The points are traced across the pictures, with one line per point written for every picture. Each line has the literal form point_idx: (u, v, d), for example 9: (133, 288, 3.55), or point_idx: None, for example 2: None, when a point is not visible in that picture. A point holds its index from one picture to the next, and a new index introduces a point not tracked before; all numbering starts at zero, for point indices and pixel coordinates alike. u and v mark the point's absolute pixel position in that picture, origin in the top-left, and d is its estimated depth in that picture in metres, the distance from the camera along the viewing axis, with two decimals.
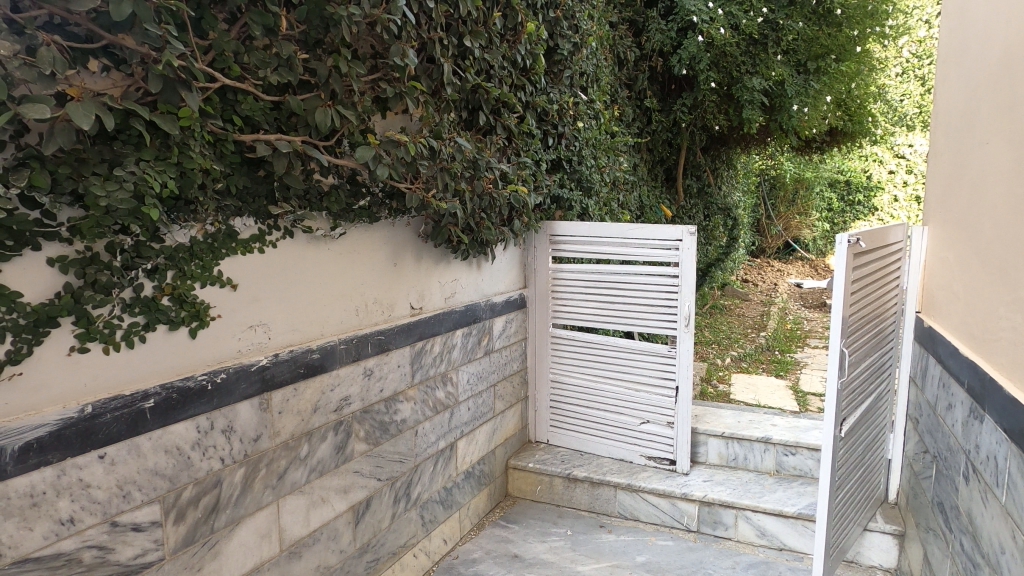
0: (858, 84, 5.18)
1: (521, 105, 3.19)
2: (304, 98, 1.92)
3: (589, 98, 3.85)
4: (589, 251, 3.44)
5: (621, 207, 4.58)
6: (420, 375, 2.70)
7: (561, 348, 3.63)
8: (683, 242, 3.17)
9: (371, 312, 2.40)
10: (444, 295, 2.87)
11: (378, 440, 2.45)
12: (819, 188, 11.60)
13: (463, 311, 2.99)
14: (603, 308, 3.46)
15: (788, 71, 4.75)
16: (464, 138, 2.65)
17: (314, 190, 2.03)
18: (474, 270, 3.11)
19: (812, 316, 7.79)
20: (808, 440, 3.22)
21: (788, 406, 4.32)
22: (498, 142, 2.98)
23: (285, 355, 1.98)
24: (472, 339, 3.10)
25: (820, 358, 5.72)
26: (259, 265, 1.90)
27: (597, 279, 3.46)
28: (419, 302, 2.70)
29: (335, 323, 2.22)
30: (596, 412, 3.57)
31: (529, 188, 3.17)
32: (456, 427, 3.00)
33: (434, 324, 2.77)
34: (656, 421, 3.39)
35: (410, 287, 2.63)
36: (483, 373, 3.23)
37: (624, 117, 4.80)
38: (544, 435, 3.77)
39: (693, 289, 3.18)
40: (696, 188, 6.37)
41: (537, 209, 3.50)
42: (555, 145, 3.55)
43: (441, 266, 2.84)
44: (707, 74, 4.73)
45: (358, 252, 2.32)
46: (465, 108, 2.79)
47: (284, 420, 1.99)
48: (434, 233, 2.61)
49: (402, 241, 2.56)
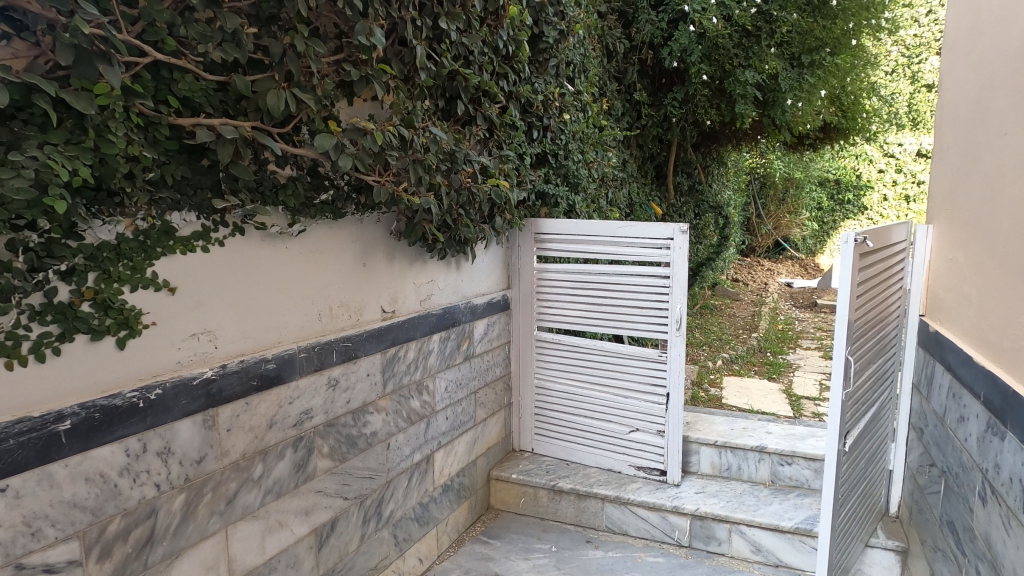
0: (853, 79, 5.04)
1: (503, 95, 3.00)
2: (255, 79, 1.72)
3: (576, 89, 3.67)
4: (576, 251, 3.26)
5: (609, 203, 4.41)
6: (393, 384, 2.50)
7: (546, 352, 3.45)
8: (675, 241, 2.99)
9: (336, 316, 2.20)
10: (419, 298, 2.67)
11: (345, 456, 2.25)
12: (809, 187, 11.53)
13: (441, 315, 2.80)
14: (590, 311, 3.28)
15: (781, 65, 4.60)
16: (439, 127, 2.46)
17: (268, 182, 1.82)
18: (453, 270, 2.92)
19: (803, 316, 7.69)
20: (804, 449, 3.07)
21: (782, 411, 4.17)
22: (478, 134, 2.79)
23: (234, 366, 1.78)
24: (451, 344, 2.90)
25: (814, 360, 5.59)
26: (203, 266, 1.69)
27: (584, 279, 3.27)
28: (392, 306, 2.50)
29: (294, 329, 2.02)
30: (583, 419, 3.39)
31: (512, 183, 2.98)
32: (433, 438, 2.81)
33: (408, 330, 2.57)
34: (646, 429, 3.21)
35: (381, 289, 2.43)
36: (463, 380, 3.04)
37: (613, 112, 4.63)
38: (529, 443, 3.59)
39: (684, 291, 3.01)
40: (686, 186, 6.23)
41: (521, 206, 3.31)
42: (540, 138, 3.36)
43: (416, 266, 2.64)
44: (699, 67, 4.57)
45: (322, 252, 2.12)
46: (442, 96, 2.59)
47: (233, 438, 1.79)
48: (407, 231, 2.40)
49: (372, 239, 2.36)
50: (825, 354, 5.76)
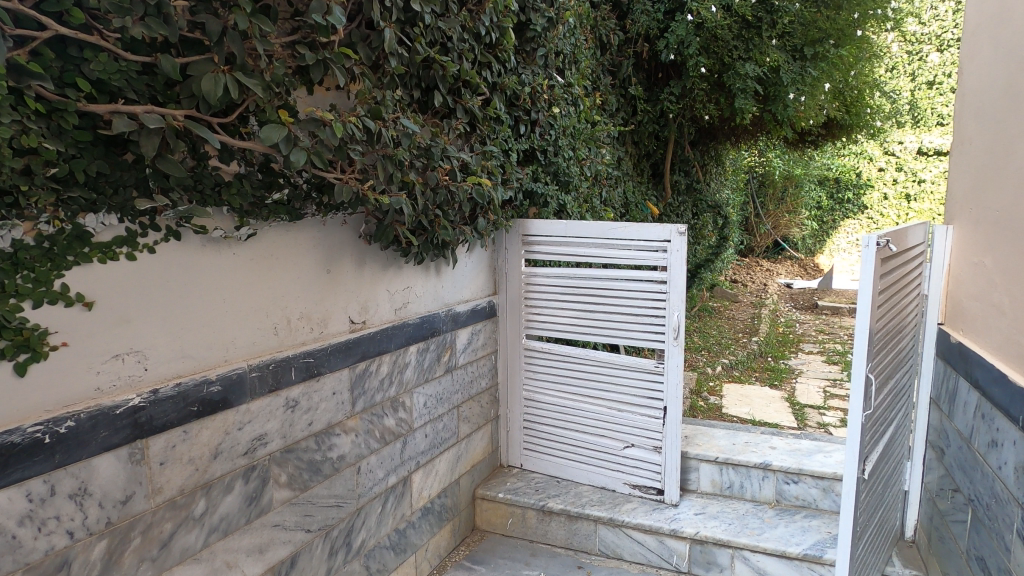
0: (857, 72, 4.82)
1: (486, 87, 2.78)
2: (190, 62, 1.49)
3: (566, 81, 3.45)
4: (567, 254, 3.04)
5: (602, 203, 4.19)
6: (363, 402, 2.27)
7: (535, 362, 3.23)
8: (672, 244, 2.77)
9: (295, 330, 1.97)
10: (393, 306, 2.45)
11: (306, 484, 2.03)
12: (808, 186, 11.33)
13: (419, 324, 2.58)
14: (582, 318, 3.06)
15: (784, 57, 4.38)
16: (412, 120, 2.23)
17: (208, 179, 1.60)
18: (432, 275, 2.70)
19: (803, 318, 7.50)
20: (812, 467, 2.85)
21: (785, 421, 3.96)
22: (458, 128, 2.57)
23: (168, 391, 1.55)
24: (430, 356, 2.68)
25: (816, 365, 5.38)
26: (128, 276, 1.47)
27: (575, 284, 3.05)
28: (362, 316, 2.28)
29: (244, 345, 1.79)
30: (574, 434, 3.18)
31: (497, 181, 2.76)
32: (410, 458, 2.59)
33: (381, 342, 2.35)
34: (642, 445, 3.00)
35: (349, 298, 2.20)
36: (445, 394, 2.82)
37: (607, 107, 4.41)
38: (518, 458, 3.37)
39: (682, 297, 2.79)
40: (684, 185, 6.01)
41: (507, 206, 3.09)
42: (527, 133, 3.15)
43: (390, 272, 2.42)
44: (697, 60, 4.36)
45: (278, 258, 1.90)
46: (417, 86, 2.37)
47: (168, 472, 1.56)
48: (377, 233, 2.18)
49: (338, 243, 2.14)
50: (828, 359, 5.56)
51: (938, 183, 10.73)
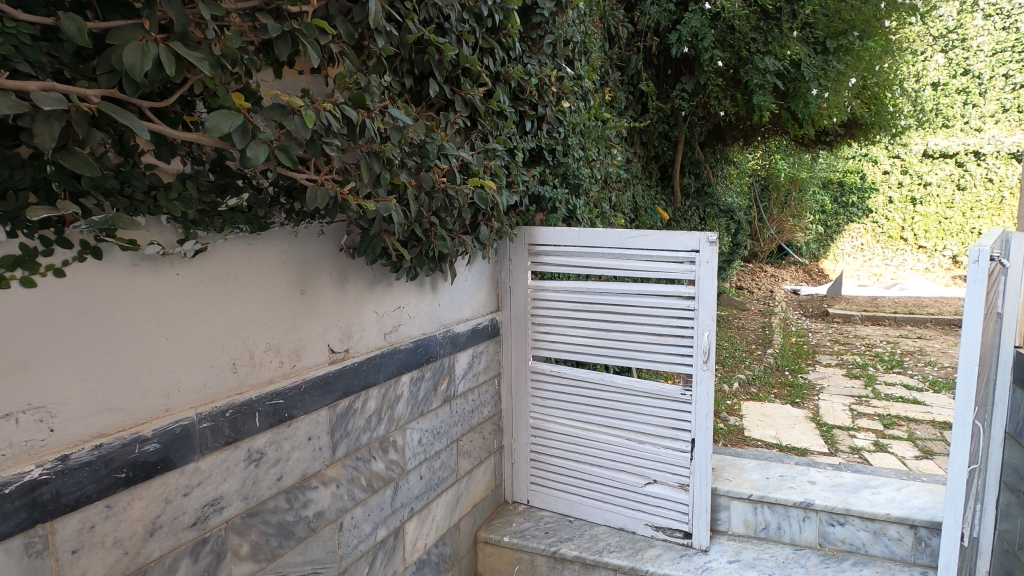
0: (882, 67, 4.50)
1: (488, 76, 2.43)
2: (113, 28, 1.14)
3: (576, 73, 3.11)
4: (579, 265, 2.70)
5: (612, 208, 3.86)
6: (346, 446, 1.91)
7: (543, 387, 2.88)
8: (701, 254, 2.43)
9: (260, 365, 1.61)
10: (381, 331, 2.09)
11: (275, 552, 1.66)
12: (813, 189, 11.08)
13: (412, 349, 2.22)
14: (597, 337, 2.71)
15: (805, 50, 4.06)
16: (403, 110, 1.88)
17: (140, 180, 1.24)
18: (428, 292, 2.34)
19: (815, 327, 7.17)
20: (861, 507, 2.51)
21: (815, 445, 3.61)
22: (456, 123, 2.23)
23: (83, 457, 1.19)
24: (426, 386, 2.33)
25: (837, 380, 5.05)
26: (25, 306, 1.11)
27: (589, 300, 2.70)
28: (344, 344, 1.91)
29: (194, 388, 1.43)
30: (589, 468, 2.82)
31: (501, 184, 2.42)
32: (403, 505, 2.23)
33: (366, 373, 1.99)
34: (666, 481, 2.64)
35: (328, 323, 1.84)
36: (443, 428, 2.46)
37: (616, 105, 4.09)
38: (525, 494, 3.02)
39: (713, 315, 2.45)
40: (694, 188, 5.70)
41: (511, 212, 2.74)
42: (534, 131, 2.81)
43: (379, 290, 2.06)
44: (712, 53, 4.06)
45: (237, 278, 1.53)
46: (410, 73, 2.03)
47: (84, 562, 1.20)
48: (361, 245, 1.82)
49: (315, 258, 1.78)
50: (848, 372, 5.23)
51: (944, 186, 10.51)
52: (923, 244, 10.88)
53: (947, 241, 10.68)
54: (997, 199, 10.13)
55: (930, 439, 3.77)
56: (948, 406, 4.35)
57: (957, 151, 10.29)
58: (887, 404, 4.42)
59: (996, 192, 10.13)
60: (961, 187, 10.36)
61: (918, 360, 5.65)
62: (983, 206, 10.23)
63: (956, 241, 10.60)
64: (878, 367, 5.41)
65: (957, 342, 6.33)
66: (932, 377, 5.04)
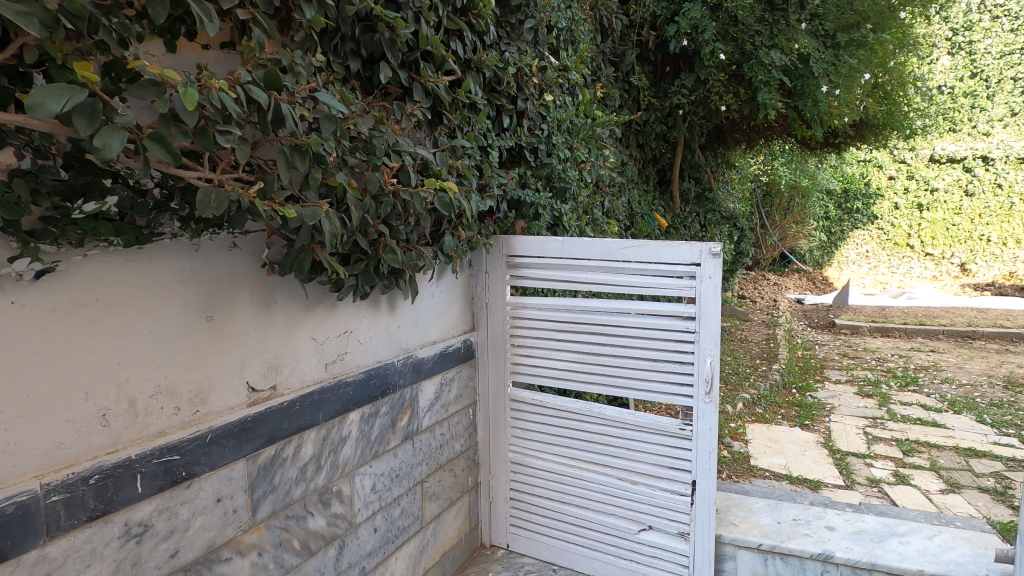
0: (897, 63, 4.18)
1: (456, 63, 2.11)
2: None
3: (562, 64, 2.80)
4: (563, 280, 2.36)
5: (605, 214, 3.53)
6: (272, 505, 1.58)
7: (524, 417, 2.55)
8: (702, 268, 2.09)
9: (146, 413, 1.27)
10: (322, 361, 1.75)
11: None
12: (817, 195, 10.78)
13: (362, 382, 1.89)
14: (585, 362, 2.37)
15: (814, 44, 3.73)
16: (343, 96, 1.57)
17: None
18: (384, 312, 2.00)
19: (822, 340, 6.83)
20: (889, 562, 2.15)
21: (829, 477, 3.26)
22: (416, 115, 1.91)
23: None
24: (381, 424, 1.99)
25: (848, 399, 4.70)
26: None
27: (575, 320, 2.37)
28: (269, 380, 1.58)
29: (40, 450, 1.09)
30: (575, 510, 2.48)
31: (472, 187, 2.10)
32: (351, 565, 1.88)
33: (300, 415, 1.65)
34: (663, 529, 2.30)
35: (246, 356, 1.50)
36: (403, 470, 2.12)
37: (608, 102, 3.77)
38: (504, 537, 2.68)
39: (716, 339, 2.11)
40: (694, 193, 5.37)
41: (486, 218, 2.42)
42: (513, 127, 2.49)
43: (318, 313, 1.73)
44: (713, 46, 3.76)
45: (110, 306, 1.19)
46: (356, 54, 1.71)
47: None
48: (286, 261, 1.48)
49: (228, 277, 1.44)
50: (860, 390, 4.89)
51: (951, 192, 10.20)
52: (930, 251, 10.55)
53: (955, 248, 10.35)
54: (1006, 205, 9.81)
55: (955, 469, 3.42)
56: (971, 430, 4.00)
57: (965, 155, 9.98)
58: (904, 427, 4.07)
59: (1005, 198, 9.81)
60: (969, 193, 10.04)
61: (934, 377, 5.29)
62: (991, 212, 9.91)
63: (964, 248, 10.26)
64: (891, 384, 5.05)
65: (972, 356, 5.97)
66: (950, 397, 4.68)
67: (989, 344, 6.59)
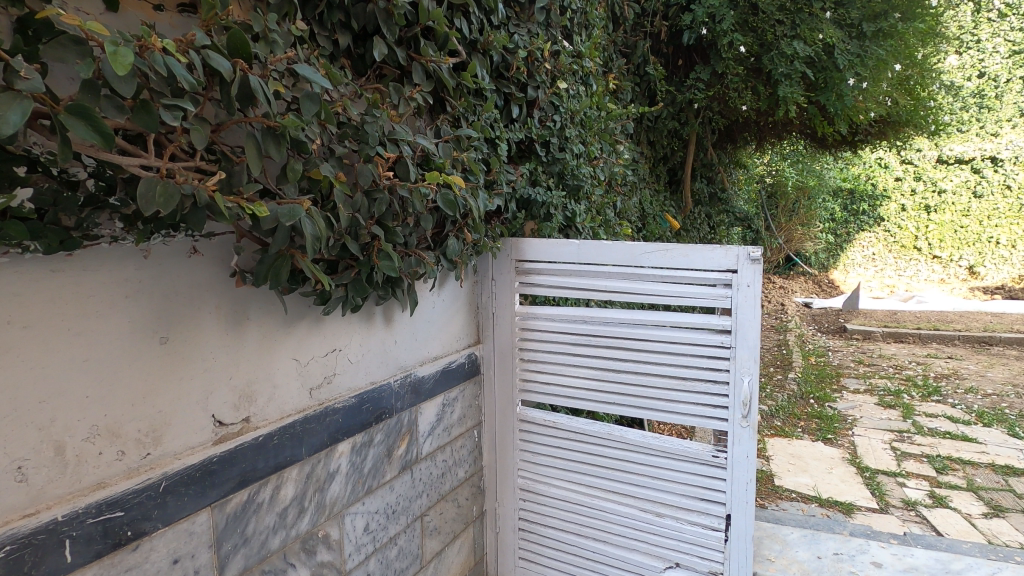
0: (923, 56, 3.94)
1: (461, 43, 1.87)
2: None
3: (575, 49, 2.55)
4: (579, 287, 2.11)
5: (617, 215, 3.29)
6: (244, 560, 1.32)
7: (534, 440, 2.30)
8: (739, 275, 1.84)
9: (80, 459, 1.02)
10: (305, 386, 1.50)
11: None
12: (822, 196, 10.56)
13: (352, 408, 1.63)
14: (603, 380, 2.12)
15: (839, 34, 3.50)
16: (329, 72, 1.32)
17: None
18: (378, 326, 1.75)
19: (834, 345, 6.60)
20: None
21: (862, 499, 3.01)
22: (416, 101, 1.67)
23: None
24: (375, 454, 1.73)
25: (870, 409, 4.47)
26: None
27: (592, 332, 2.12)
28: (240, 412, 1.32)
29: None
30: (592, 544, 2.23)
31: (479, 184, 1.85)
32: None
33: (278, 451, 1.40)
34: (692, 567, 2.05)
35: (211, 383, 1.25)
36: (401, 505, 1.86)
37: (620, 95, 3.54)
38: (512, 572, 2.43)
39: (755, 355, 1.86)
40: (705, 194, 5.14)
41: (493, 219, 2.17)
42: (523, 118, 2.25)
43: (301, 330, 1.47)
44: (732, 36, 3.52)
45: (27, 328, 0.93)
46: (346, 27, 1.47)
47: None
48: (261, 270, 1.23)
49: (188, 289, 1.18)
50: (881, 400, 4.65)
51: (960, 194, 10.00)
52: (938, 254, 10.34)
53: (963, 251, 10.14)
54: (1015, 207, 9.62)
55: (995, 489, 3.18)
56: (1004, 445, 3.77)
57: (973, 156, 9.78)
58: (932, 442, 3.83)
59: (1015, 200, 9.61)
60: (978, 195, 9.84)
61: (956, 385, 5.05)
62: (1000, 214, 9.70)
63: (973, 250, 10.05)
64: (913, 394, 4.80)
65: (993, 364, 5.74)
66: (976, 408, 4.45)
67: (1008, 350, 6.36)
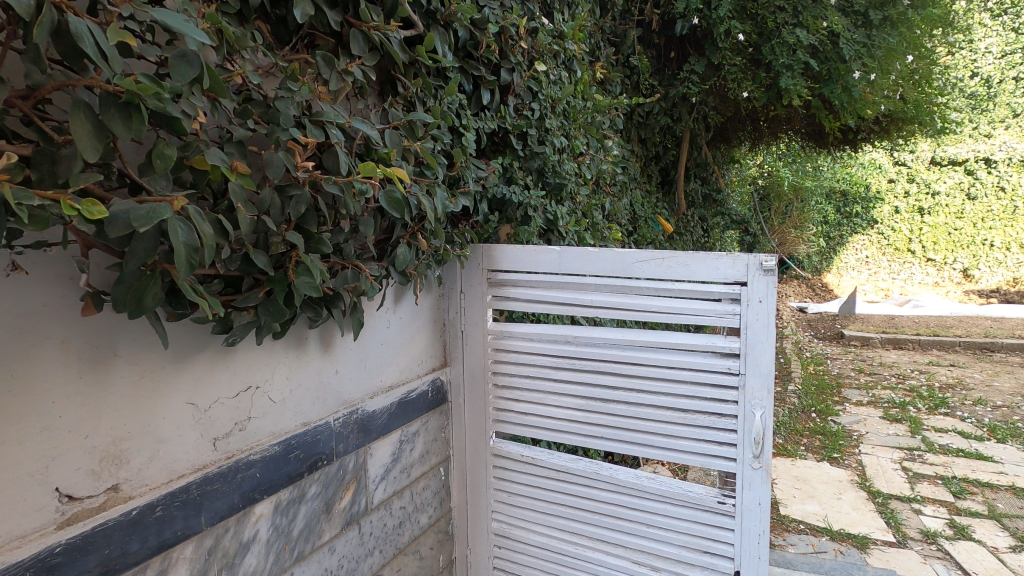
0: (931, 46, 3.66)
1: (417, 12, 1.56)
2: None
3: (556, 29, 2.24)
4: (560, 303, 1.80)
5: (606, 217, 2.99)
6: None
7: (510, 478, 1.99)
8: (749, 288, 1.52)
9: None
10: (206, 436, 1.17)
11: None
12: (816, 198, 10.37)
13: (274, 460, 1.31)
14: (588, 411, 1.81)
15: (844, 21, 3.21)
16: (225, 30, 1.01)
17: None
18: (311, 355, 1.42)
19: (833, 352, 6.36)
20: None
21: (877, 531, 2.72)
22: (356, 77, 1.35)
23: None
24: (309, 512, 1.42)
25: (875, 424, 4.20)
26: None
27: (576, 355, 1.80)
28: (102, 480, 0.99)
29: None
30: None
31: (437, 180, 1.54)
32: None
33: (163, 526, 1.07)
34: None
35: (53, 446, 0.92)
36: (345, 567, 1.55)
37: (608, 88, 3.26)
38: None
39: (769, 384, 1.55)
40: (700, 195, 4.88)
41: (461, 222, 1.86)
42: (496, 106, 1.94)
43: (198, 366, 1.15)
44: (730, 24, 3.24)
45: None
46: None
47: None
48: (121, 296, 0.89)
49: (12, 321, 0.86)
50: (887, 413, 4.39)
51: (953, 196, 9.80)
52: (932, 257, 10.14)
53: (957, 253, 9.94)
54: (1010, 209, 9.40)
55: (1019, 517, 2.90)
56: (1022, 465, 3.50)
57: (967, 158, 9.60)
58: (946, 461, 3.55)
59: (1009, 202, 9.39)
60: (972, 197, 9.65)
61: (964, 397, 4.79)
62: (995, 216, 9.51)
63: (967, 253, 9.85)
64: (919, 406, 4.54)
65: (998, 373, 5.49)
66: (988, 422, 4.18)
67: (1011, 357, 6.13)
